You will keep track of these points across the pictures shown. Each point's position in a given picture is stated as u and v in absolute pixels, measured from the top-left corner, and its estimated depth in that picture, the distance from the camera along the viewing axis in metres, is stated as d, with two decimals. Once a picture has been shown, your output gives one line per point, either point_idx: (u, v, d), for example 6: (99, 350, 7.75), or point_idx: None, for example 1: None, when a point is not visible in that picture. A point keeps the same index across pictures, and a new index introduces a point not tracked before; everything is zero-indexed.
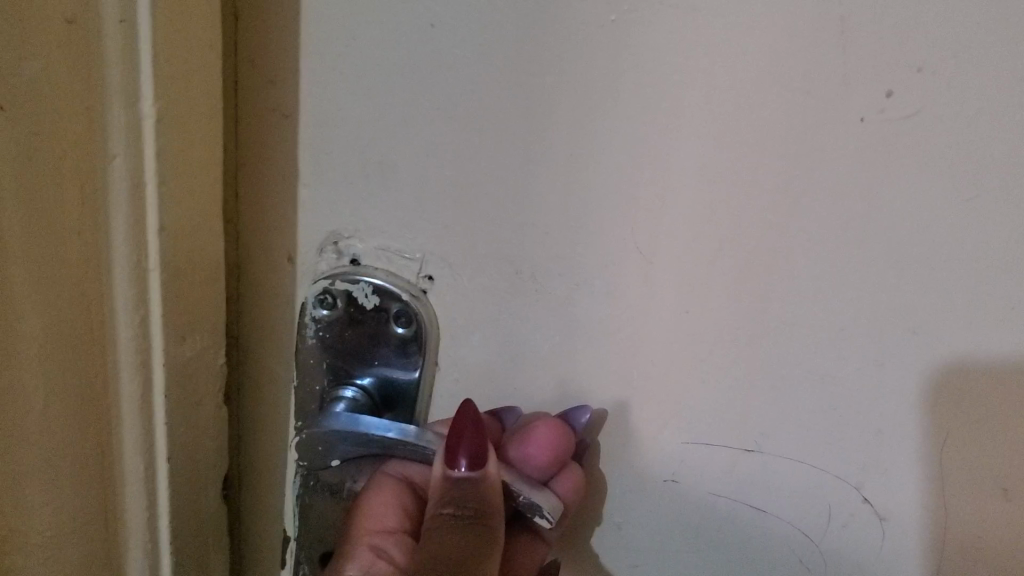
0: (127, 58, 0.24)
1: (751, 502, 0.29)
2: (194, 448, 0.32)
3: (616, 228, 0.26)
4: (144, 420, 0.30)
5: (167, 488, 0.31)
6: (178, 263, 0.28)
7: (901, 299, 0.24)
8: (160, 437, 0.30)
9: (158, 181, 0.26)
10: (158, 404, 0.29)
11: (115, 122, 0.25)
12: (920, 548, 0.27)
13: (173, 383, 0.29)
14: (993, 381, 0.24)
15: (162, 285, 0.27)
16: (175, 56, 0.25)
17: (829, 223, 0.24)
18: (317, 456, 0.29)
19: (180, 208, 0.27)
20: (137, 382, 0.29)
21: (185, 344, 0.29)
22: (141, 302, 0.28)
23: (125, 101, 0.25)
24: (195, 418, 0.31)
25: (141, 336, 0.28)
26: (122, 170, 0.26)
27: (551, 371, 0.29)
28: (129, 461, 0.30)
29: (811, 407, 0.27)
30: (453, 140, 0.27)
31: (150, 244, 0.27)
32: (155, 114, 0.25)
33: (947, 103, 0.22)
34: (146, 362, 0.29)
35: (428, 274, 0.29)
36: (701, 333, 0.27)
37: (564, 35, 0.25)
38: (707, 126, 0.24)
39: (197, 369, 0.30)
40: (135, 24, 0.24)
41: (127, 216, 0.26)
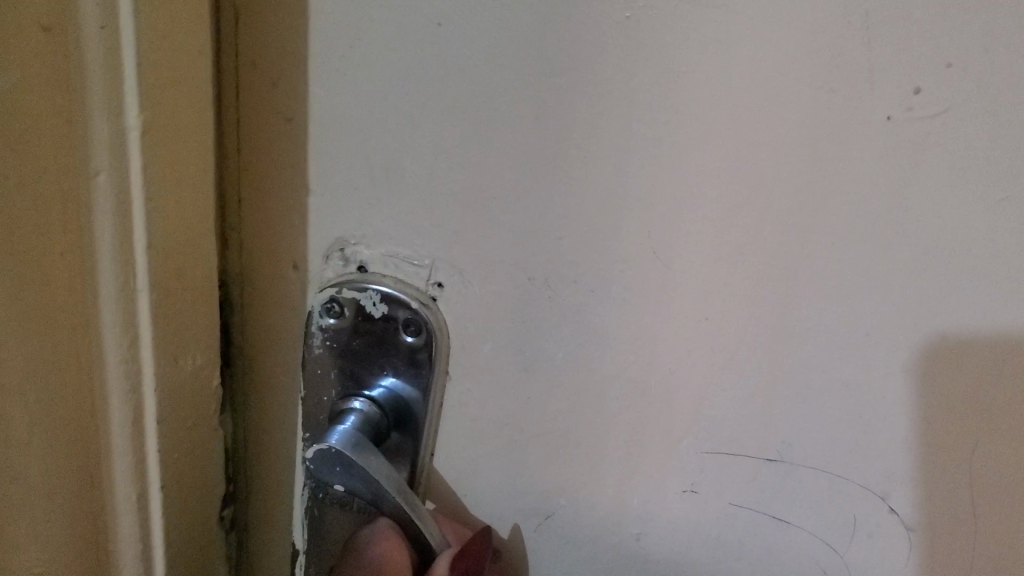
0: (111, 65, 0.24)
1: (774, 513, 0.28)
2: (189, 470, 0.30)
3: (632, 232, 0.26)
4: (135, 447, 0.29)
5: (162, 517, 0.30)
6: (168, 281, 0.27)
7: (927, 301, 0.24)
8: (153, 468, 0.29)
9: (145, 193, 0.25)
10: (150, 431, 0.28)
11: (98, 135, 0.24)
12: (949, 549, 0.27)
13: (168, 406, 0.29)
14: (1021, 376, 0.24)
15: (152, 305, 0.27)
16: (161, 60, 0.24)
17: (855, 226, 0.24)
18: (323, 474, 0.27)
19: (170, 225, 0.26)
20: (127, 408, 0.28)
21: (178, 366, 0.28)
22: (130, 324, 0.27)
23: (108, 111, 0.24)
24: (192, 439, 0.30)
25: (131, 359, 0.27)
26: (107, 185, 0.25)
27: (564, 381, 0.28)
28: (120, 489, 0.29)
29: (834, 414, 0.26)
30: (462, 142, 0.26)
31: (138, 263, 0.26)
32: (140, 124, 0.24)
33: (977, 99, 0.22)
34: (137, 388, 0.28)
35: (438, 281, 0.28)
36: (723, 340, 0.26)
37: (578, 31, 0.24)
38: (729, 126, 0.24)
39: (190, 393, 0.29)
40: (118, 29, 0.24)
41: (113, 232, 0.25)
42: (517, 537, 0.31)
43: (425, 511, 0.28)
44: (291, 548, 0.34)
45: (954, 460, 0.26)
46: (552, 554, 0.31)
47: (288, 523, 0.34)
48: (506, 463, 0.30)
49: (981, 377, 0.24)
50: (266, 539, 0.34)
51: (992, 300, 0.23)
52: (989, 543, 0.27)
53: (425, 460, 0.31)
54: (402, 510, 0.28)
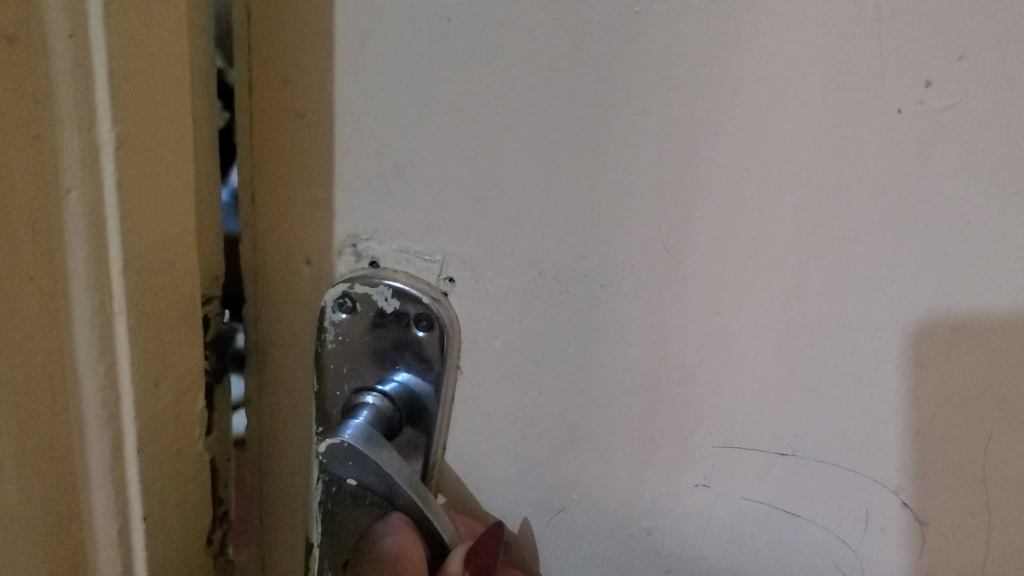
0: (80, 76, 0.23)
1: (786, 507, 0.28)
2: (176, 490, 0.30)
3: (643, 227, 0.26)
4: (115, 478, 0.28)
5: (146, 547, 0.29)
6: (146, 302, 0.26)
7: (939, 291, 0.24)
8: (133, 493, 0.28)
9: (121, 213, 0.25)
10: (130, 461, 0.28)
11: (68, 153, 0.24)
12: (962, 543, 0.27)
13: (146, 434, 0.28)
14: None
15: (130, 327, 0.26)
16: (133, 73, 0.24)
17: (866, 218, 0.24)
18: (336, 467, 0.27)
19: (145, 245, 0.26)
20: (106, 438, 0.27)
21: (158, 390, 0.28)
22: (107, 350, 0.26)
23: (78, 126, 0.23)
24: (181, 458, 0.30)
25: (108, 386, 0.27)
26: (78, 203, 0.24)
27: (574, 376, 0.28)
28: (99, 521, 0.28)
29: (846, 406, 0.26)
30: (472, 139, 0.26)
31: (114, 285, 0.25)
32: (116, 137, 0.24)
33: (989, 93, 0.22)
34: (116, 417, 0.27)
35: (449, 276, 0.28)
36: (734, 334, 0.26)
37: (588, 27, 0.24)
38: (739, 118, 0.24)
39: (172, 416, 0.29)
40: (86, 35, 0.23)
41: (87, 254, 0.25)
42: (527, 533, 0.31)
43: (437, 503, 0.28)
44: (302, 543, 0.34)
45: (968, 449, 0.26)
46: (563, 550, 0.31)
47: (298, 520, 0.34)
48: (516, 458, 0.30)
49: (994, 365, 0.25)
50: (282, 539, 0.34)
51: (1004, 288, 0.24)
52: (1003, 531, 0.26)
53: (437, 454, 0.30)
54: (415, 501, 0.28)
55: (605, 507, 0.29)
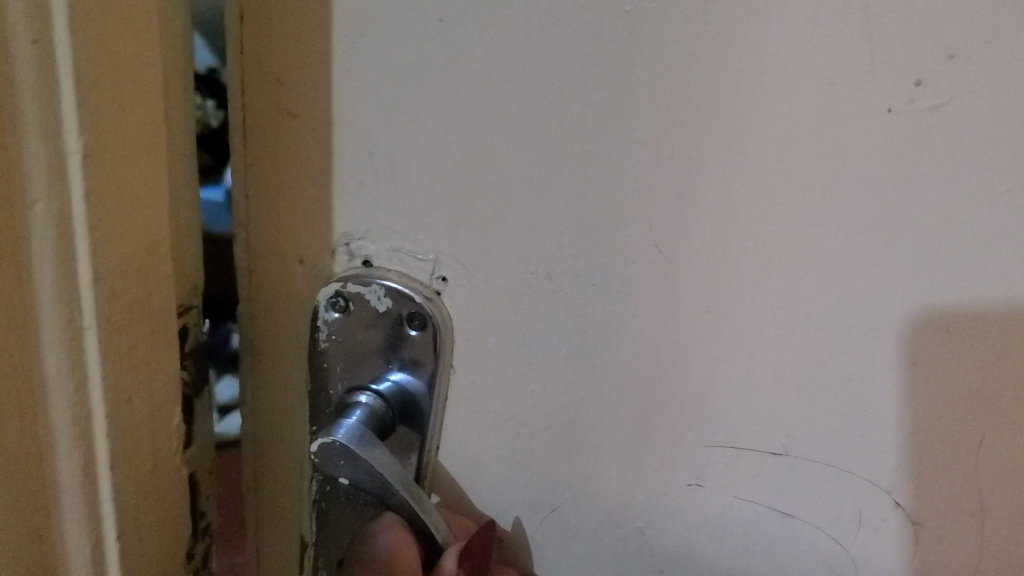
0: (45, 83, 0.22)
1: (779, 506, 0.28)
2: (153, 504, 0.29)
3: (635, 226, 0.25)
4: (87, 497, 0.27)
5: (119, 566, 0.28)
6: (117, 315, 0.26)
7: (933, 287, 0.24)
8: (107, 511, 0.27)
9: (90, 223, 0.24)
10: (104, 479, 0.27)
11: (33, 162, 0.23)
12: (955, 544, 0.27)
13: (120, 450, 0.27)
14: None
15: (100, 340, 0.25)
16: (99, 80, 0.23)
17: (857, 218, 0.24)
18: (328, 465, 0.27)
19: (115, 256, 0.25)
20: (76, 457, 0.26)
21: (132, 405, 0.27)
22: (77, 364, 0.25)
23: (43, 135, 0.23)
24: (160, 470, 0.29)
25: (78, 400, 0.26)
26: (44, 216, 0.23)
27: (566, 375, 0.28)
28: (71, 541, 0.28)
29: (839, 405, 0.26)
30: (464, 139, 0.26)
31: (83, 297, 0.25)
32: (83, 146, 0.23)
33: (979, 92, 0.22)
34: (87, 433, 0.26)
35: (442, 275, 0.28)
36: (728, 332, 0.26)
37: (577, 27, 0.24)
38: (729, 118, 0.24)
39: (147, 431, 0.28)
40: (51, 41, 0.22)
41: (54, 268, 0.24)
42: (520, 534, 0.31)
43: (429, 503, 0.28)
44: (286, 557, 0.33)
45: (963, 447, 0.26)
46: (556, 550, 0.31)
47: (281, 534, 0.33)
48: (509, 459, 0.30)
49: (989, 362, 0.25)
50: (272, 553, 0.34)
51: (999, 285, 0.24)
52: (998, 528, 0.26)
53: (431, 454, 0.30)
54: (410, 502, 0.27)
55: (597, 507, 0.29)
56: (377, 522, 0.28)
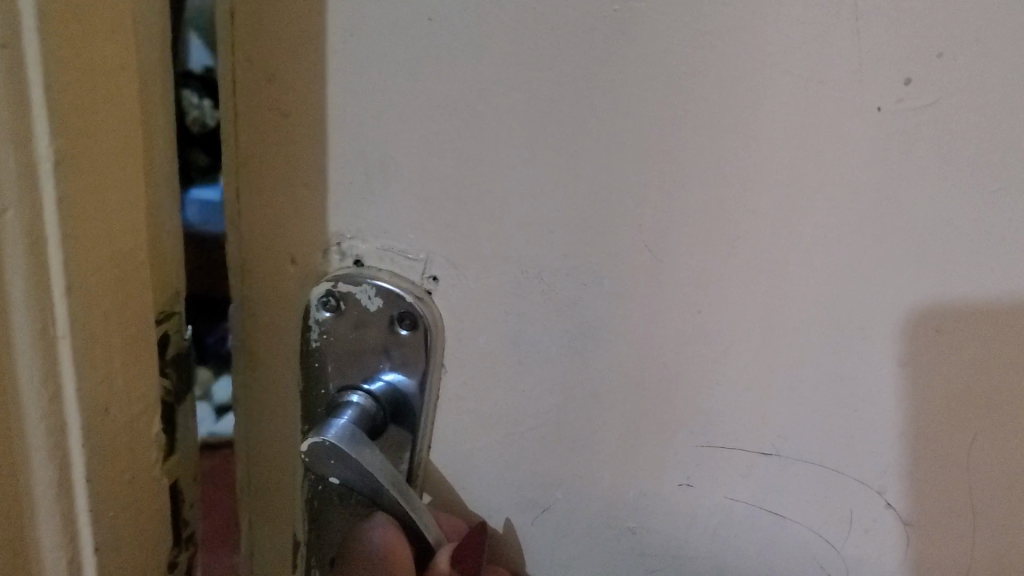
0: (16, 88, 0.21)
1: (770, 507, 0.28)
2: (131, 517, 0.28)
3: (625, 226, 0.25)
4: (63, 506, 0.26)
5: None
6: (94, 326, 0.25)
7: (924, 284, 0.24)
8: (84, 520, 0.27)
9: (63, 232, 0.23)
10: (80, 489, 0.26)
11: (4, 169, 0.22)
12: (943, 542, 0.27)
13: (97, 463, 0.26)
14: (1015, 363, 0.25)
15: (74, 355, 0.24)
16: (73, 83, 0.22)
17: (847, 216, 0.24)
18: (318, 466, 0.27)
19: (92, 266, 0.24)
20: (52, 468, 0.26)
21: (109, 415, 0.26)
22: (51, 376, 0.25)
23: (13, 143, 0.22)
24: (140, 482, 0.28)
25: (54, 411, 0.25)
26: (17, 224, 0.23)
27: (557, 375, 0.28)
28: (48, 551, 0.27)
29: (830, 405, 0.26)
30: (454, 139, 0.26)
31: (57, 307, 0.24)
32: (54, 154, 0.22)
33: (966, 91, 0.22)
34: (62, 445, 0.26)
35: (433, 274, 0.27)
36: (719, 332, 0.26)
37: (567, 26, 0.24)
38: (718, 117, 0.24)
39: (126, 442, 0.27)
40: (20, 45, 0.21)
41: (26, 278, 0.23)
42: (511, 535, 0.31)
43: (420, 503, 0.28)
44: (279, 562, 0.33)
45: (953, 442, 0.26)
46: (547, 551, 0.31)
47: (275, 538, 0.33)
48: (500, 460, 0.30)
49: (977, 355, 0.25)
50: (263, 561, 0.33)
51: (986, 279, 0.24)
52: (985, 521, 0.27)
53: (423, 454, 0.30)
54: (399, 505, 0.27)
55: (589, 507, 0.29)
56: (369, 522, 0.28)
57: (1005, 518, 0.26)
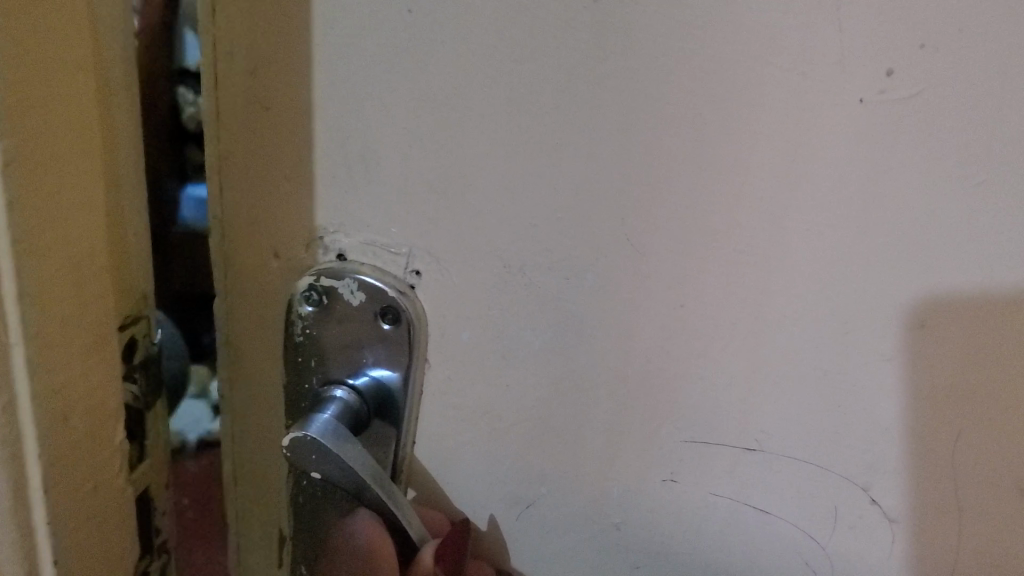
0: None
1: (754, 503, 0.27)
2: (91, 528, 0.28)
3: (606, 219, 0.25)
4: (19, 525, 0.26)
5: None
6: (48, 332, 0.25)
7: (908, 278, 0.24)
8: (42, 536, 0.26)
9: (14, 236, 0.23)
10: (37, 504, 0.26)
11: None
12: (931, 541, 0.27)
13: (54, 474, 0.26)
14: (1008, 361, 0.24)
15: (29, 361, 0.24)
16: (19, 84, 0.22)
17: (829, 210, 0.24)
18: (302, 462, 0.26)
19: (44, 270, 0.24)
20: (7, 485, 0.25)
21: (67, 425, 0.26)
22: (5, 386, 0.24)
23: None
24: (98, 492, 0.28)
25: (8, 422, 0.24)
26: None
27: (540, 369, 0.27)
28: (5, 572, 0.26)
29: (813, 400, 0.25)
30: (436, 132, 0.26)
31: (10, 314, 0.23)
32: (4, 156, 0.22)
33: (950, 83, 0.22)
34: (18, 457, 0.25)
35: (415, 269, 0.27)
36: (701, 327, 0.26)
37: (547, 18, 0.24)
38: (699, 110, 0.23)
39: (85, 452, 0.27)
40: None
41: None
42: (496, 530, 0.31)
43: (404, 499, 0.28)
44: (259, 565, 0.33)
45: (940, 440, 0.25)
46: (532, 546, 0.31)
47: (257, 540, 0.33)
48: (484, 454, 0.29)
49: (964, 353, 0.24)
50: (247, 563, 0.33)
51: (972, 275, 0.23)
52: (974, 521, 0.26)
53: (407, 448, 0.30)
54: (384, 503, 0.27)
55: (573, 504, 0.29)
56: (350, 521, 0.28)
57: (995, 519, 0.26)
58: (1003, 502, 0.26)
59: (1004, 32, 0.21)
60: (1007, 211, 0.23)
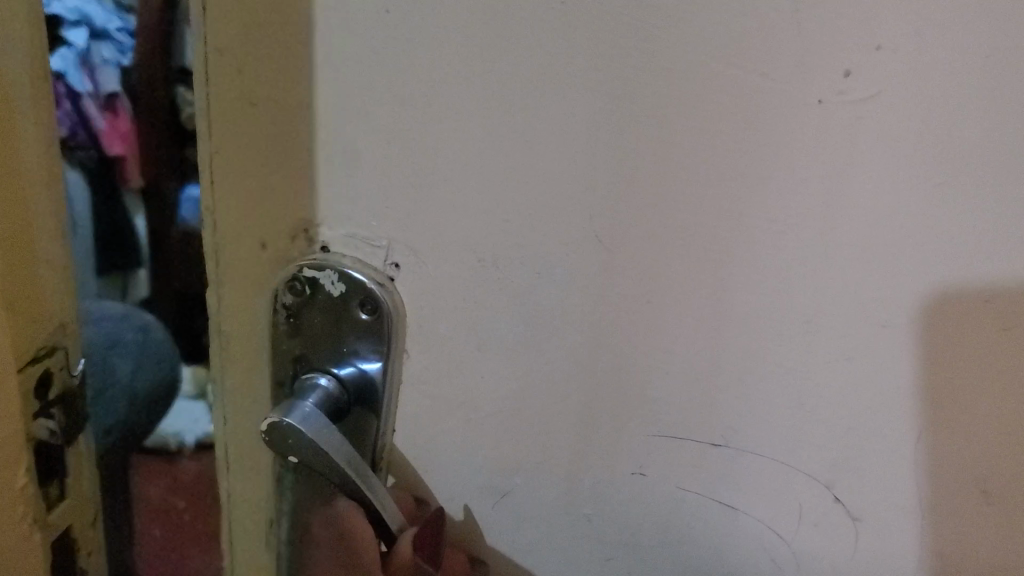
0: None
1: (720, 498, 0.28)
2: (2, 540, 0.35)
3: (574, 216, 0.26)
4: None
5: None
6: None
7: (868, 277, 0.24)
8: None
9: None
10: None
11: None
12: (896, 538, 0.27)
13: None
14: (977, 360, 0.24)
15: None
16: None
17: (789, 211, 0.24)
18: (282, 449, 0.27)
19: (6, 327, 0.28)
20: None
21: None
22: None
23: None
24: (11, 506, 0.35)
25: None
26: None
27: (514, 362, 0.28)
28: None
29: (776, 398, 0.26)
30: (412, 129, 0.26)
31: None
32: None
33: (908, 82, 0.22)
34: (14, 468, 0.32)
35: (395, 261, 0.28)
36: (666, 323, 0.26)
37: (515, 18, 0.24)
38: (660, 111, 0.24)
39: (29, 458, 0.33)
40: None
41: None
42: (472, 519, 0.31)
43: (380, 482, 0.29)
44: (251, 556, 0.34)
45: (903, 439, 0.25)
46: (506, 537, 0.31)
47: (248, 530, 0.34)
48: (464, 445, 0.30)
49: (929, 354, 0.24)
50: (239, 554, 0.34)
51: (932, 277, 0.23)
52: (940, 521, 0.26)
53: (387, 436, 0.30)
54: (368, 496, 0.28)
55: (548, 495, 0.30)
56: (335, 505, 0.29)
57: (959, 523, 0.26)
58: (966, 506, 0.26)
59: (968, 31, 0.21)
60: (968, 210, 0.23)
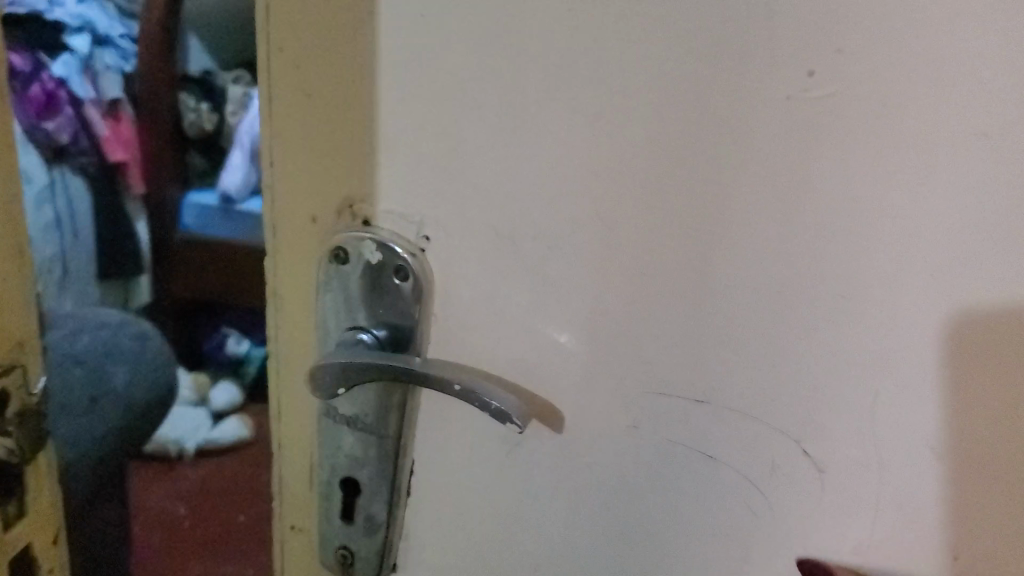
0: None
1: (704, 449, 0.32)
2: None
3: (573, 198, 0.29)
4: None
5: None
6: None
7: (829, 254, 0.27)
8: None
9: None
10: None
11: None
12: (859, 491, 0.30)
13: None
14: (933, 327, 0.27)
15: None
16: None
17: (760, 192, 0.27)
18: (325, 386, 0.33)
19: None
20: None
21: None
22: None
23: None
24: None
25: None
26: None
27: (525, 328, 0.32)
28: None
29: (754, 358, 0.30)
30: (441, 118, 0.30)
31: None
32: None
33: (862, 83, 0.26)
34: None
35: (426, 235, 0.32)
36: (656, 292, 0.30)
37: (530, 24, 0.28)
38: (652, 105, 0.28)
39: None
40: None
41: None
42: (488, 470, 0.35)
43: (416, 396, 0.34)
44: (300, 501, 0.38)
45: (862, 398, 0.29)
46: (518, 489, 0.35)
47: (296, 476, 0.38)
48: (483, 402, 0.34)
49: (885, 323, 0.28)
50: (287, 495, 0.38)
51: (885, 252, 0.27)
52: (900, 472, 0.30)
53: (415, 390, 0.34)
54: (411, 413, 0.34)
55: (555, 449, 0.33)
56: None
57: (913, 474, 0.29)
58: (920, 462, 0.29)
59: (910, 39, 0.25)
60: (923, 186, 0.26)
